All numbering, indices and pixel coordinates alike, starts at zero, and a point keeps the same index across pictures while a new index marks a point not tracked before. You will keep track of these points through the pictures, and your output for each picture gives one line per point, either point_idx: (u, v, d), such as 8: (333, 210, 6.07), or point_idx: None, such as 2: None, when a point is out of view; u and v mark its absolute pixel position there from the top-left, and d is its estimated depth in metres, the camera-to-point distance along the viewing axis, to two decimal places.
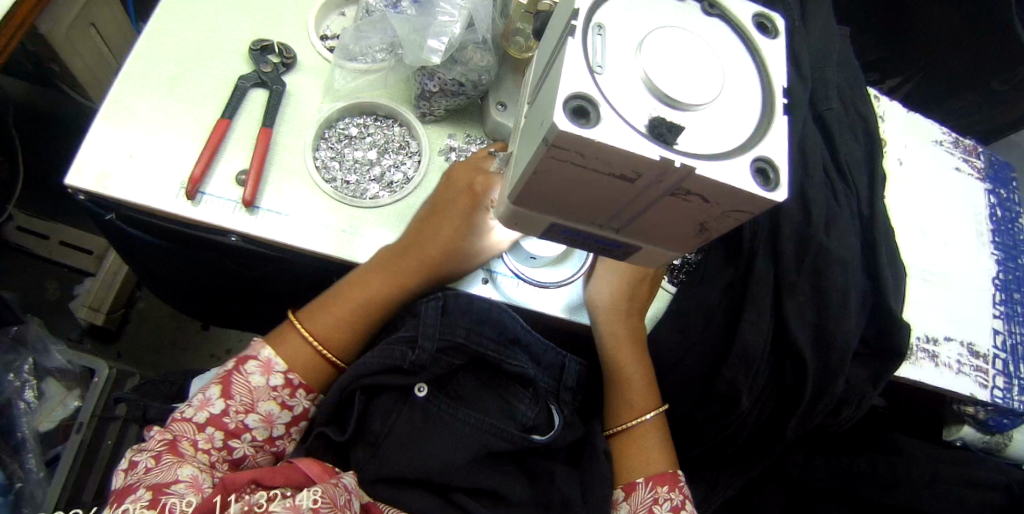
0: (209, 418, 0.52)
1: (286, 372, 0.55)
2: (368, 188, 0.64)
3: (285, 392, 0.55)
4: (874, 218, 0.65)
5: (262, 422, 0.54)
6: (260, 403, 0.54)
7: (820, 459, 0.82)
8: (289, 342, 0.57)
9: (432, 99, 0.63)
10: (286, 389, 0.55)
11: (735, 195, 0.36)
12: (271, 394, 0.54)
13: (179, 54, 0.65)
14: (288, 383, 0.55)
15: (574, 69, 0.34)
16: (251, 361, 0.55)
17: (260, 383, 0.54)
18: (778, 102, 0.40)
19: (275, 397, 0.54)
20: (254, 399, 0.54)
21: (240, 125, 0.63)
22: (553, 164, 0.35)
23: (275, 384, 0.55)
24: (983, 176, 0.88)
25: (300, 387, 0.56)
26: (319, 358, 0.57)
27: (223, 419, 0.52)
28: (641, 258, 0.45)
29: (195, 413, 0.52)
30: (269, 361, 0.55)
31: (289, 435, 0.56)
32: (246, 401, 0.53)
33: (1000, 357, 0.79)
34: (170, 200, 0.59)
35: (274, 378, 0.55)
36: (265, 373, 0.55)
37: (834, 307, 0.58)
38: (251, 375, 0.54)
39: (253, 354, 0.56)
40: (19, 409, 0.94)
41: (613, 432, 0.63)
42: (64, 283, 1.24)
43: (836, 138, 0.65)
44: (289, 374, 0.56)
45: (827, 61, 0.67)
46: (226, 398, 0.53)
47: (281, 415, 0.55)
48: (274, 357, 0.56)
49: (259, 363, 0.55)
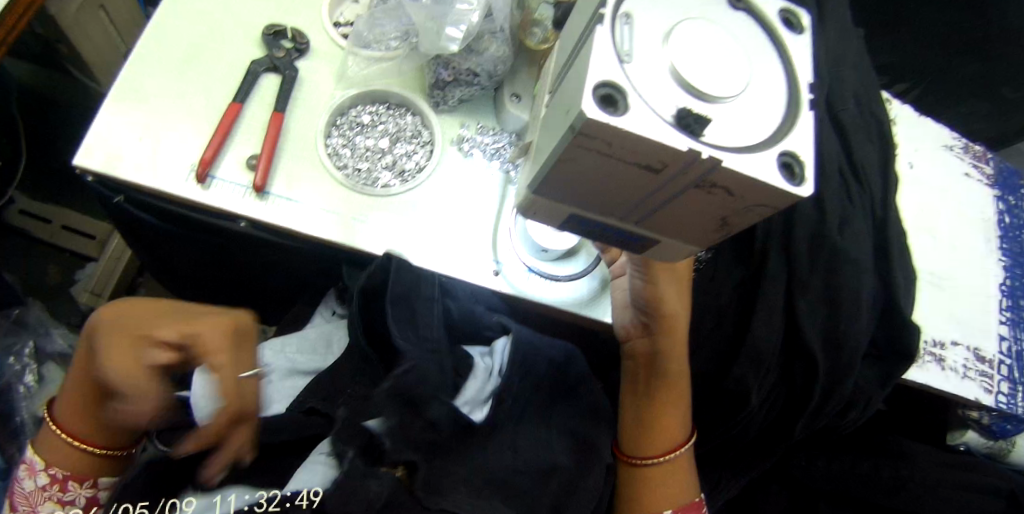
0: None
1: (46, 470, 0.50)
2: (379, 176, 0.63)
3: (55, 488, 0.51)
4: (886, 220, 0.64)
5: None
6: (39, 505, 0.50)
7: (822, 462, 0.82)
8: (46, 439, 0.52)
9: (446, 88, 0.63)
10: (54, 485, 0.51)
11: (760, 189, 0.35)
12: None
13: (190, 36, 0.65)
14: (54, 479, 0.50)
15: (603, 56, 0.34)
16: None
17: (30, 487, 0.50)
18: (804, 98, 0.39)
19: (47, 497, 0.50)
20: (30, 504, 0.50)
21: (252, 110, 0.63)
22: (578, 151, 0.35)
23: (43, 484, 0.50)
24: (992, 183, 0.88)
25: None
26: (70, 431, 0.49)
27: None
28: (658, 252, 0.45)
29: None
30: (36, 465, 0.51)
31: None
32: None
33: (1006, 363, 0.79)
34: (179, 183, 0.59)
35: (39, 478, 0.50)
36: None
37: (845, 308, 0.58)
38: None
39: (29, 460, 0.51)
40: (19, 392, 0.92)
41: (642, 458, 0.62)
42: (64, 267, 1.23)
43: (852, 139, 0.65)
44: (64, 459, 0.47)
45: (844, 61, 0.67)
46: None
47: None
48: (38, 460, 0.51)
49: None
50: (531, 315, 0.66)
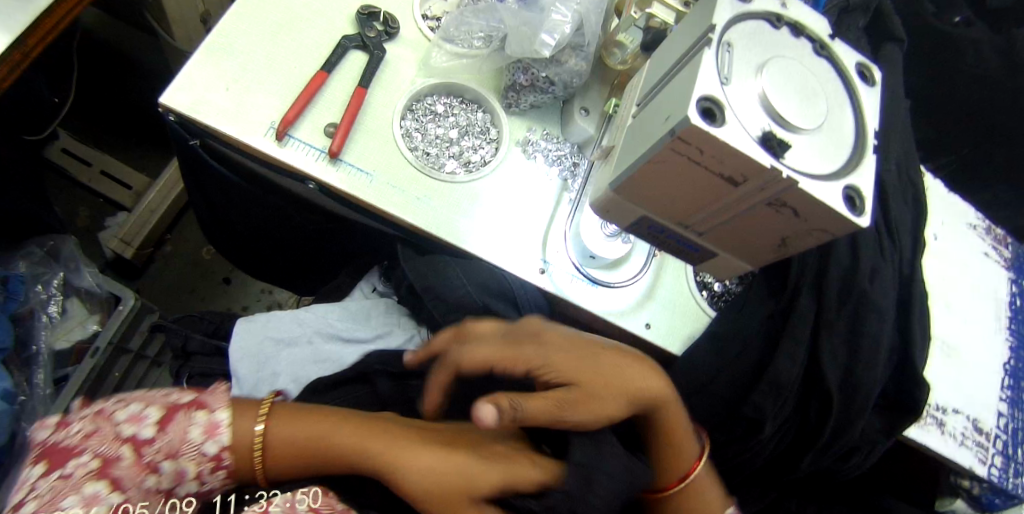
0: (132, 435, 0.47)
1: (223, 447, 0.48)
2: (445, 162, 0.67)
3: (209, 465, 0.48)
4: (912, 279, 0.68)
5: (172, 476, 0.48)
6: (182, 457, 0.48)
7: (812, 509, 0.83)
8: (244, 420, 0.49)
9: (520, 92, 0.67)
10: (212, 463, 0.48)
11: (825, 215, 0.39)
12: (196, 456, 0.48)
13: (288, 6, 0.69)
14: (216, 457, 0.48)
15: (707, 73, 0.37)
16: (200, 409, 0.49)
17: (197, 441, 0.48)
18: (871, 144, 0.43)
19: (199, 463, 0.48)
20: (179, 447, 0.48)
21: (337, 82, 0.66)
22: (669, 155, 0.38)
23: (210, 452, 0.48)
24: (1008, 265, 0.92)
25: (221, 469, 0.49)
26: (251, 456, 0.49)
27: (145, 447, 0.47)
28: (711, 265, 0.48)
29: (123, 422, 0.48)
30: (220, 421, 0.49)
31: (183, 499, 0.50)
32: (171, 446, 0.47)
33: (1001, 438, 0.81)
34: (258, 136, 0.62)
35: (210, 445, 0.48)
36: (206, 432, 0.48)
37: (865, 354, 0.61)
38: (192, 424, 0.48)
39: (209, 403, 0.50)
40: (39, 321, 0.95)
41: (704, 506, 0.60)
42: (97, 213, 1.26)
43: (890, 197, 0.68)
44: (222, 452, 0.48)
45: (892, 126, 0.71)
46: (161, 429, 0.48)
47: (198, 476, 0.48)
48: (225, 423, 0.49)
49: (205, 420, 0.48)
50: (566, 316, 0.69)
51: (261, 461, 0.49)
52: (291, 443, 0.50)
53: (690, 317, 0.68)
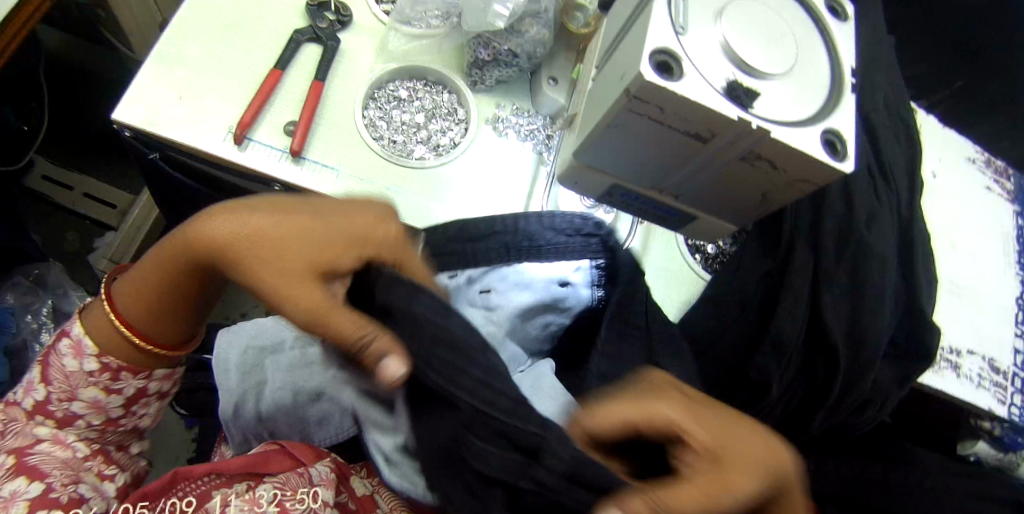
0: (35, 404, 0.47)
1: (99, 356, 0.46)
2: (414, 148, 0.64)
3: (104, 376, 0.47)
4: (912, 221, 0.65)
5: (91, 408, 0.47)
6: (80, 391, 0.46)
7: (831, 467, 0.82)
8: (90, 311, 0.47)
9: (484, 67, 0.64)
10: (105, 373, 0.47)
11: (805, 163, 0.36)
12: (88, 380, 0.46)
13: (235, 3, 0.66)
14: (106, 367, 0.46)
15: (659, 25, 0.35)
16: (62, 339, 0.46)
17: (75, 367, 0.46)
18: (849, 83, 0.40)
19: (93, 383, 0.46)
20: (73, 385, 0.46)
21: (292, 78, 0.64)
22: (629, 116, 0.35)
23: (91, 369, 0.46)
24: (1013, 197, 0.89)
25: (121, 371, 0.47)
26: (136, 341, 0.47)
27: (47, 407, 0.47)
28: (694, 228, 0.46)
29: (22, 398, 0.47)
30: (82, 342, 0.46)
31: (134, 411, 0.50)
32: (65, 388, 0.46)
33: (1020, 375, 0.79)
34: (216, 142, 0.60)
35: (88, 362, 0.46)
36: (75, 356, 0.46)
37: (870, 304, 0.58)
38: (62, 357, 0.46)
39: (69, 328, 0.47)
40: (34, 351, 0.93)
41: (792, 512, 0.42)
42: (83, 235, 1.24)
43: (881, 139, 0.65)
44: (102, 358, 0.46)
45: (877, 64, 0.67)
46: (45, 384, 0.47)
47: (109, 402, 0.47)
48: (85, 336, 0.46)
49: (69, 343, 0.46)
50: None
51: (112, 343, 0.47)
52: (141, 292, 0.46)
53: (686, 282, 0.67)
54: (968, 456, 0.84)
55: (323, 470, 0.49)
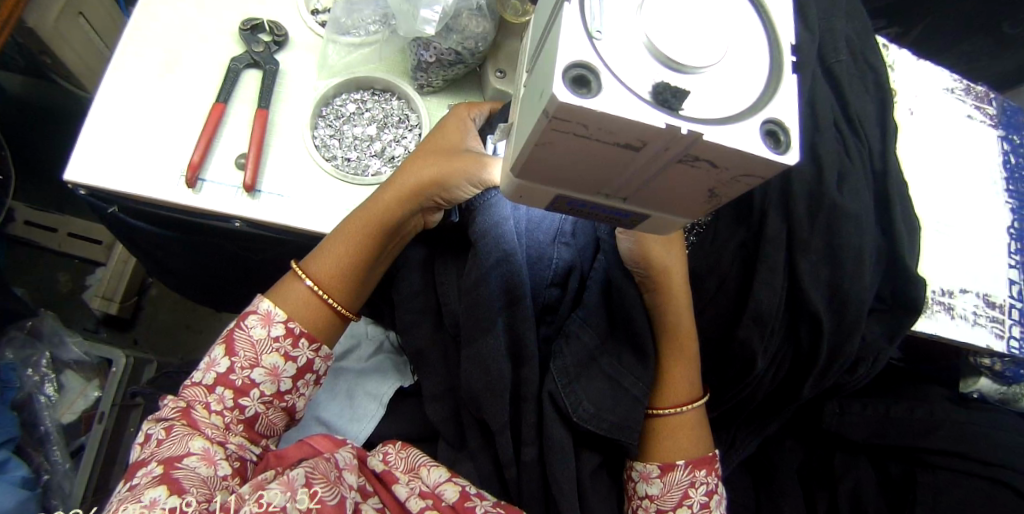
0: (217, 377, 0.54)
1: (286, 321, 0.55)
2: (369, 164, 0.63)
3: (287, 342, 0.55)
4: (887, 172, 0.62)
5: (268, 375, 0.55)
6: (265, 356, 0.55)
7: (856, 406, 0.78)
8: (282, 296, 0.57)
9: (429, 69, 0.62)
10: (289, 339, 0.55)
11: (743, 160, 0.34)
12: (273, 346, 0.55)
13: (168, 39, 0.64)
14: (290, 333, 0.55)
15: (573, 35, 0.33)
16: (251, 315, 0.56)
17: (262, 336, 0.55)
18: (788, 60, 0.37)
19: (277, 348, 0.55)
20: (258, 352, 0.55)
21: (236, 109, 0.62)
22: (554, 135, 0.34)
23: (277, 335, 0.55)
24: (996, 123, 0.86)
25: (302, 336, 0.56)
26: (318, 301, 0.57)
27: (229, 376, 0.54)
28: (648, 226, 0.44)
29: (204, 375, 0.54)
30: (274, 313, 0.55)
31: (298, 387, 0.57)
32: (250, 356, 0.54)
33: (1017, 306, 0.77)
34: (171, 188, 0.59)
35: (276, 328, 0.55)
36: (266, 325, 0.55)
37: (848, 265, 0.57)
38: (252, 328, 0.55)
39: (255, 306, 0.56)
40: (40, 403, 0.95)
41: (651, 423, 0.59)
42: (74, 275, 1.20)
43: (846, 92, 0.63)
44: (289, 323, 0.56)
45: (835, 12, 0.64)
46: (230, 356, 0.54)
47: (286, 368, 0.55)
48: (277, 311, 0.56)
49: (259, 315, 0.55)
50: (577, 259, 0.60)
51: (332, 298, 0.57)
52: (333, 264, 0.57)
53: None
54: (971, 394, 0.80)
55: (347, 455, 0.53)
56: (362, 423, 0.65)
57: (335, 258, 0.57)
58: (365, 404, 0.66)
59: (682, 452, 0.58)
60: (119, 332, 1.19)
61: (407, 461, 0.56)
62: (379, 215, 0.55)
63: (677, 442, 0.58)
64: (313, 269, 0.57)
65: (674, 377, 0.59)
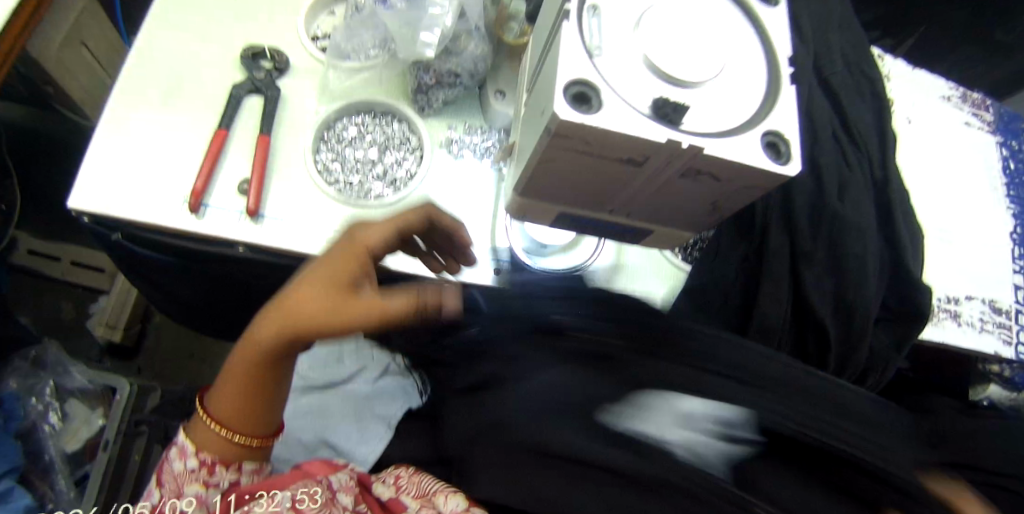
0: (148, 512, 0.49)
1: (199, 454, 0.49)
2: (371, 187, 0.63)
3: (204, 471, 0.49)
4: (888, 181, 0.63)
5: (192, 506, 0.48)
6: (185, 487, 0.48)
7: None
8: (195, 432, 0.49)
9: (429, 91, 0.62)
10: (205, 469, 0.49)
11: (747, 172, 0.34)
12: (191, 476, 0.48)
13: (170, 68, 0.64)
14: (205, 463, 0.49)
15: (572, 53, 0.33)
16: (172, 449, 0.50)
17: (181, 468, 0.49)
18: (783, 72, 0.38)
19: (194, 478, 0.48)
20: (178, 485, 0.49)
21: (239, 134, 0.63)
22: (555, 152, 0.34)
23: (192, 467, 0.49)
24: (994, 129, 0.86)
25: (218, 464, 0.49)
26: (223, 442, 0.49)
27: (156, 510, 0.48)
28: (652, 240, 0.44)
29: (139, 511, 0.50)
30: (187, 447, 0.49)
31: (230, 510, 0.50)
32: (173, 488, 0.49)
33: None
34: (174, 214, 0.59)
35: (189, 460, 0.49)
36: (182, 458, 0.49)
37: (853, 275, 0.57)
38: (172, 462, 0.50)
39: (174, 438, 0.51)
40: (45, 431, 0.94)
41: None
42: (77, 303, 1.20)
43: (844, 103, 0.63)
44: (201, 456, 0.49)
45: (827, 26, 0.65)
46: (158, 488, 0.50)
47: (209, 496, 0.48)
48: (192, 446, 0.49)
49: (177, 448, 0.50)
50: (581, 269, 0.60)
51: (236, 434, 0.49)
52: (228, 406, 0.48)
53: (665, 276, 0.64)
54: (981, 401, 0.81)
55: (342, 478, 0.51)
56: (371, 446, 0.64)
57: (231, 399, 0.48)
58: (374, 427, 0.66)
59: None
60: (122, 361, 1.18)
61: (420, 487, 0.49)
62: (266, 356, 0.46)
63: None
64: (215, 409, 0.49)
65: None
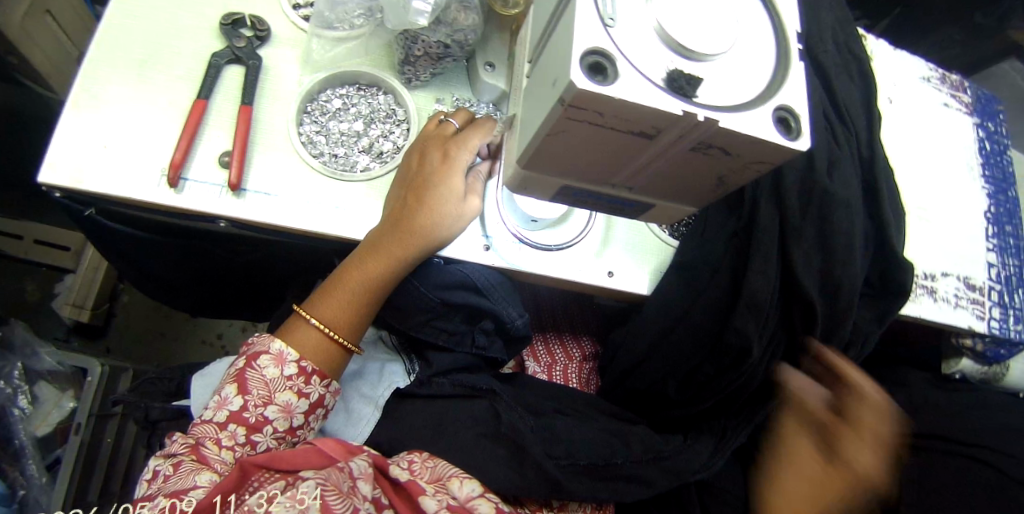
0: (229, 415, 0.53)
1: (299, 361, 0.55)
2: (357, 159, 0.61)
3: (300, 380, 0.55)
4: (874, 159, 0.64)
5: (282, 413, 0.54)
6: (278, 394, 0.54)
7: None
8: (298, 333, 0.57)
9: (417, 63, 0.60)
10: (301, 377, 0.55)
11: (757, 147, 0.35)
12: (286, 384, 0.55)
13: (144, 35, 0.61)
14: (302, 371, 0.55)
15: (586, 22, 0.33)
16: (263, 355, 0.55)
17: (276, 374, 0.55)
18: (793, 49, 0.38)
19: (290, 386, 0.55)
20: (271, 391, 0.54)
21: (219, 105, 0.60)
22: (567, 123, 0.34)
23: (290, 374, 0.55)
24: (971, 110, 0.88)
25: (314, 374, 0.56)
26: (329, 342, 0.57)
27: (242, 414, 0.53)
28: (651, 215, 0.45)
29: (215, 414, 0.53)
30: (286, 353, 0.55)
31: (310, 422, 0.57)
32: (263, 394, 0.54)
33: (995, 288, 0.79)
34: (151, 189, 0.56)
35: (288, 368, 0.55)
36: (278, 365, 0.55)
37: (840, 252, 0.58)
38: (265, 368, 0.55)
39: (265, 346, 0.56)
40: (13, 416, 0.89)
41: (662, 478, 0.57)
42: (42, 283, 1.15)
43: (834, 81, 0.63)
44: (302, 362, 0.55)
45: (819, 3, 0.65)
46: (243, 395, 0.54)
47: (299, 404, 0.55)
48: (290, 352, 0.55)
49: (272, 356, 0.55)
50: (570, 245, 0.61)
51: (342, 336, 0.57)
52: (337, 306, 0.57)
53: (653, 251, 0.64)
54: (953, 375, 0.82)
55: (362, 464, 0.50)
56: (358, 428, 0.64)
57: (341, 298, 0.57)
58: (359, 409, 0.65)
59: None
60: (91, 342, 1.14)
61: (433, 471, 0.55)
62: (376, 264, 0.55)
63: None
64: (322, 310, 0.57)
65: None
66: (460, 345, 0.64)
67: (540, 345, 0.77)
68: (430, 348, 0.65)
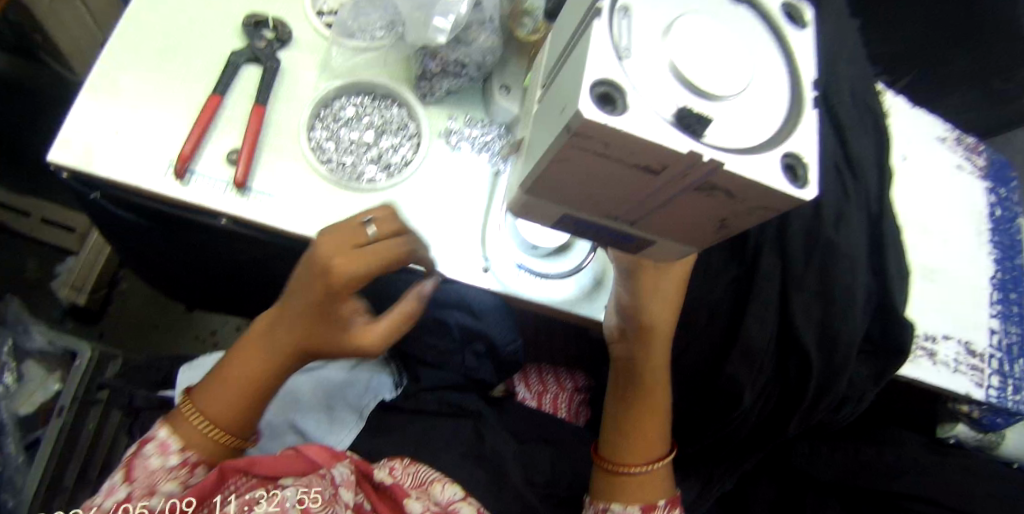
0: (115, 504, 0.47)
1: (182, 451, 0.50)
2: (364, 170, 0.61)
3: (184, 471, 0.50)
4: (882, 214, 0.63)
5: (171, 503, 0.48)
6: (161, 484, 0.49)
7: (825, 450, 0.77)
8: (181, 423, 0.52)
9: (433, 79, 0.60)
10: (186, 468, 0.50)
11: (762, 193, 0.35)
12: (171, 474, 0.49)
13: (169, 27, 0.62)
14: (185, 462, 0.50)
15: (599, 52, 0.33)
16: (148, 443, 0.51)
17: (159, 465, 0.50)
18: (808, 94, 0.39)
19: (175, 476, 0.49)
20: (156, 480, 0.49)
21: (233, 102, 0.61)
22: (574, 152, 0.34)
23: (174, 464, 0.50)
24: (984, 175, 0.88)
25: (199, 465, 0.51)
26: (211, 444, 0.52)
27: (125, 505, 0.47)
28: (652, 252, 0.44)
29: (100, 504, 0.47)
30: (167, 439, 0.51)
31: None
32: (148, 484, 0.48)
33: (997, 356, 0.78)
34: (157, 179, 0.56)
35: (172, 457, 0.50)
36: (162, 453, 0.50)
37: (844, 307, 0.56)
38: (149, 456, 0.50)
39: (151, 435, 0.51)
40: None
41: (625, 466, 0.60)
42: (43, 261, 1.14)
43: (846, 133, 0.64)
44: (185, 453, 0.50)
45: (838, 55, 0.65)
46: (128, 483, 0.48)
47: None
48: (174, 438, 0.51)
49: (156, 444, 0.50)
50: (571, 276, 0.60)
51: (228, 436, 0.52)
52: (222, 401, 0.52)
53: None
54: (947, 439, 0.82)
55: (344, 471, 0.54)
56: (340, 435, 0.63)
57: (229, 395, 0.52)
58: (343, 417, 0.63)
59: (656, 494, 0.60)
60: (85, 325, 1.14)
61: (415, 477, 0.56)
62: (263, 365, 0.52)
63: (646, 491, 0.59)
64: (207, 404, 0.51)
65: (643, 415, 0.60)
66: (451, 365, 0.62)
67: (532, 372, 0.76)
68: (420, 365, 0.64)
